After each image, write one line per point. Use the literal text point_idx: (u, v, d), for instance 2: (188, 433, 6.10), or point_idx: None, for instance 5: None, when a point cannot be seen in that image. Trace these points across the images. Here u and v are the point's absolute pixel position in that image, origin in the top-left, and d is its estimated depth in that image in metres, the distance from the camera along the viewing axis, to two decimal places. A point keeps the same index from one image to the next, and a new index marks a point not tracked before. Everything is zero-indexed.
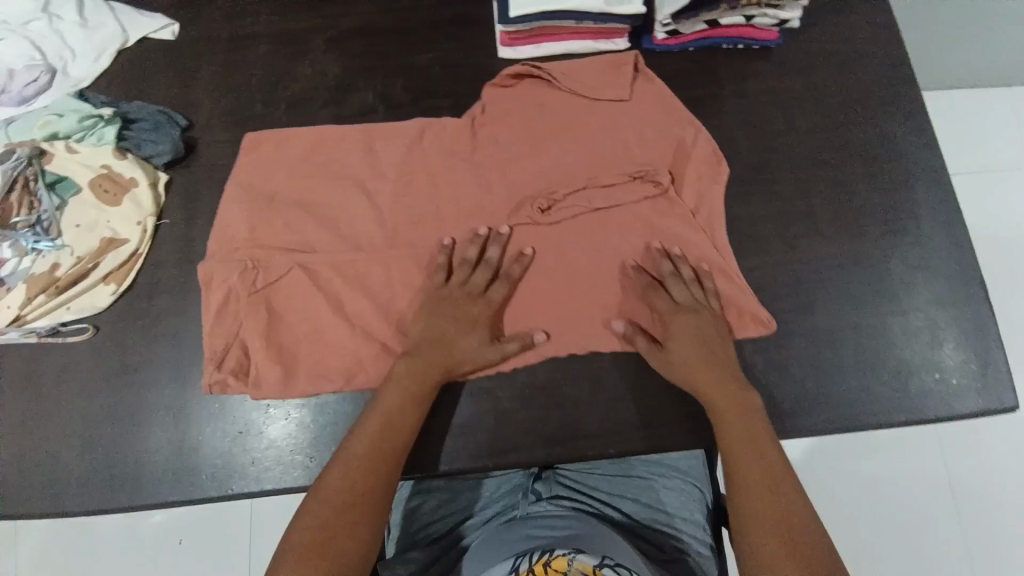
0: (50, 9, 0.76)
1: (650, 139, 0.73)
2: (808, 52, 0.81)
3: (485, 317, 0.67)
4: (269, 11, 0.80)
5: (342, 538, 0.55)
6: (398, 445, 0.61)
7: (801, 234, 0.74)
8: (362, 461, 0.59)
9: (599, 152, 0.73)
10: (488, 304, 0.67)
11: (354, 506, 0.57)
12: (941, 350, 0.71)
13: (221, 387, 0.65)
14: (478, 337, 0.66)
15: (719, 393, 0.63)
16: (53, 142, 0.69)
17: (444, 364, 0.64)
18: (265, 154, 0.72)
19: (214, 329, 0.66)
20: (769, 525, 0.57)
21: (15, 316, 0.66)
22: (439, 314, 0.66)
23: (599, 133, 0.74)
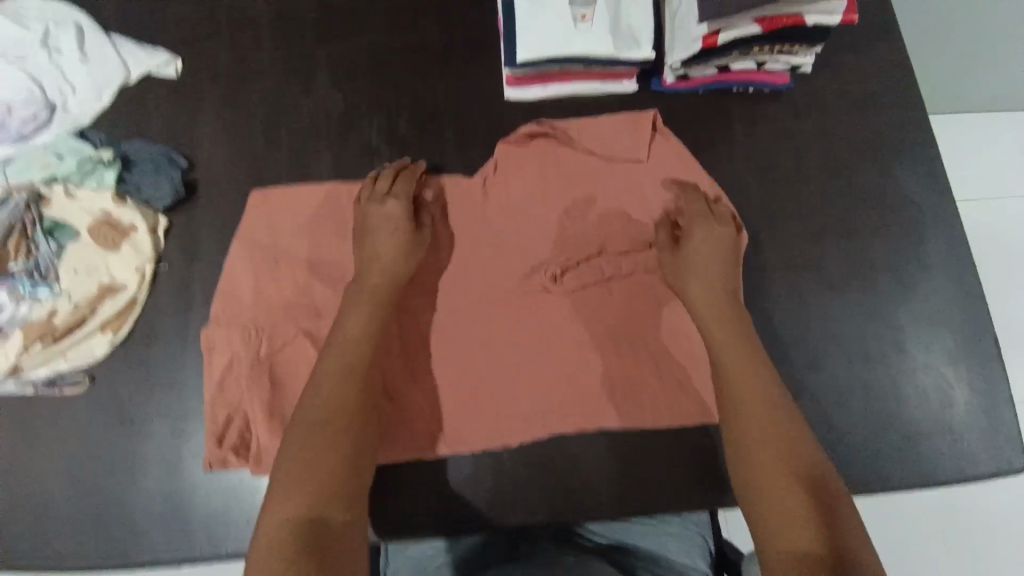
0: (49, 42, 0.74)
1: (666, 207, 0.73)
2: (822, 96, 0.79)
3: (396, 213, 0.68)
4: (271, 41, 0.77)
5: (329, 459, 0.53)
6: (364, 356, 0.60)
7: (808, 284, 0.73)
8: (335, 378, 0.58)
9: (615, 218, 0.73)
10: (394, 201, 0.68)
11: (340, 422, 0.55)
12: (952, 411, 0.70)
13: (221, 464, 0.63)
14: (397, 237, 0.67)
15: (711, 307, 0.65)
16: (51, 186, 0.67)
17: (381, 271, 0.66)
18: (270, 200, 0.71)
19: (216, 400, 0.65)
20: (764, 449, 0.54)
21: (12, 364, 0.65)
22: (376, 235, 0.67)
23: (614, 198, 0.73)
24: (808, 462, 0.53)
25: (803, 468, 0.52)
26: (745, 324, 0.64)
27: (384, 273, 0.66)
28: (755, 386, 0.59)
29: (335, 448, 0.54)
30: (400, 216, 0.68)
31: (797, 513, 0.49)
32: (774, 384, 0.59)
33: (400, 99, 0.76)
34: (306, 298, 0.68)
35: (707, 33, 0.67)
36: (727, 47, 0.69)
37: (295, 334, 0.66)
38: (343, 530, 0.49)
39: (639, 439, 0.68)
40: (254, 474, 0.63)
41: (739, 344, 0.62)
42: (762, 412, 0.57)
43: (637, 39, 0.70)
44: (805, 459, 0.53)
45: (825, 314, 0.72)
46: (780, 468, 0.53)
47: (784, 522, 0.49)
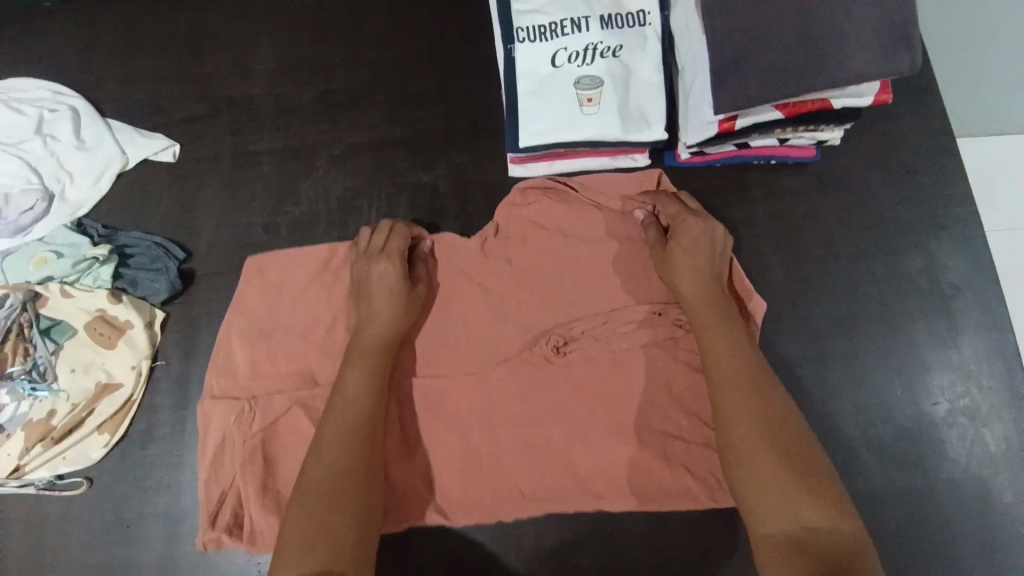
0: (44, 129, 0.74)
1: None
2: (851, 169, 0.73)
3: (395, 271, 0.64)
4: (270, 126, 0.75)
5: (337, 509, 0.51)
6: (368, 420, 0.57)
7: (832, 377, 0.69)
8: (338, 440, 0.55)
9: (623, 284, 0.69)
10: (393, 258, 0.64)
11: (348, 484, 0.53)
12: (997, 515, 0.66)
13: (215, 544, 0.61)
14: (393, 296, 0.63)
15: (704, 303, 0.62)
16: (47, 284, 0.67)
17: (381, 333, 0.62)
18: (272, 274, 0.69)
19: (212, 476, 0.63)
20: (754, 428, 0.53)
21: (15, 466, 0.64)
22: (376, 296, 0.63)
23: (626, 263, 0.69)
24: (798, 440, 0.52)
25: (800, 457, 0.51)
26: (728, 305, 0.62)
27: (383, 337, 0.62)
28: (744, 369, 0.57)
29: (343, 502, 0.52)
30: (399, 276, 0.64)
31: (793, 496, 0.49)
32: (757, 360, 0.58)
33: (398, 182, 0.73)
34: (302, 365, 0.66)
35: (723, 117, 0.62)
36: (745, 130, 0.63)
37: (288, 405, 0.64)
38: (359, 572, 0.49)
39: (651, 543, 0.64)
40: (250, 553, 0.61)
41: (725, 325, 0.61)
42: (750, 390, 0.56)
43: (646, 121, 0.66)
44: (797, 440, 0.52)
45: (840, 412, 0.68)
46: (771, 444, 0.52)
47: (775, 499, 0.49)
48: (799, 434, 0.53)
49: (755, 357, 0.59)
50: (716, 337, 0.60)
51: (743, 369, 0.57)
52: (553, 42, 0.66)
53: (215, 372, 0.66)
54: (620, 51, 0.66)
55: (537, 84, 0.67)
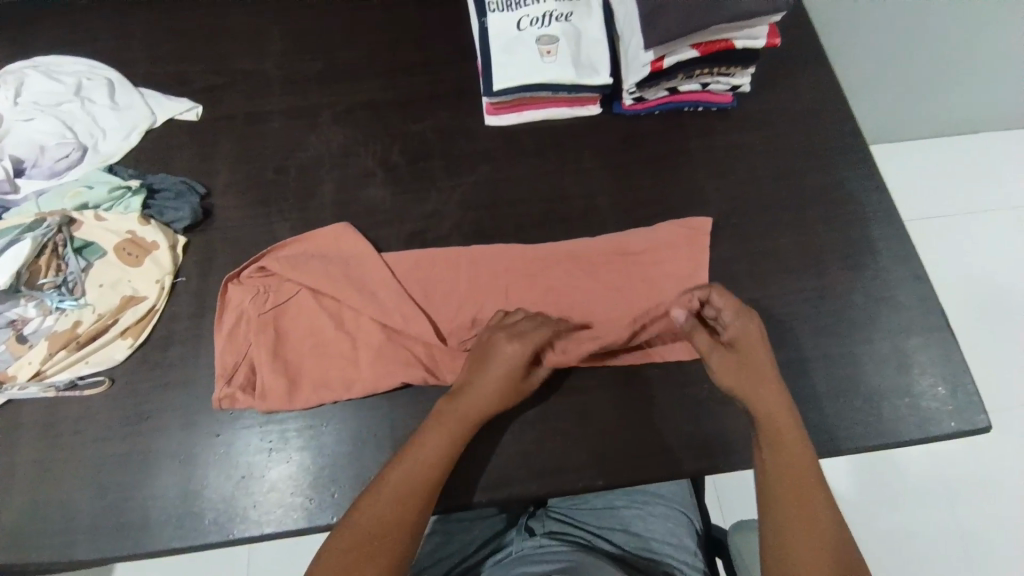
0: (82, 94, 0.86)
1: (635, 237, 0.79)
2: (764, 111, 0.88)
3: (521, 357, 0.68)
4: (281, 91, 0.88)
5: (392, 526, 0.62)
6: (429, 486, 0.64)
7: (766, 269, 0.79)
8: (397, 488, 0.63)
9: (602, 248, 0.79)
10: (526, 343, 0.69)
11: (392, 528, 0.62)
12: (913, 376, 0.75)
13: (229, 401, 0.70)
14: (507, 376, 0.68)
15: (769, 414, 0.67)
16: (82, 211, 0.77)
17: (475, 409, 0.67)
18: (295, 205, 0.82)
19: (226, 349, 0.72)
20: (792, 476, 0.66)
21: (36, 370, 0.71)
22: (495, 375, 0.68)
23: (611, 253, 0.79)
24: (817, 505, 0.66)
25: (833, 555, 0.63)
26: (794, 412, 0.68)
27: (475, 413, 0.67)
28: (788, 440, 0.67)
29: (398, 521, 0.62)
30: (523, 362, 0.68)
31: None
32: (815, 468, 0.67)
33: (392, 131, 0.86)
34: (306, 275, 0.74)
35: (654, 58, 0.79)
36: (673, 70, 0.81)
37: (297, 288, 0.75)
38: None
39: (617, 408, 0.72)
40: (261, 411, 0.70)
41: (788, 427, 0.67)
42: (795, 459, 0.66)
43: (595, 67, 0.82)
44: (835, 545, 0.64)
45: (776, 298, 0.78)
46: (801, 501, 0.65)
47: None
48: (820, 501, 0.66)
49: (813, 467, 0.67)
50: (775, 438, 0.67)
51: (794, 472, 0.66)
52: (517, 12, 0.83)
53: (228, 283, 0.75)
54: (571, 16, 0.83)
55: (505, 42, 0.83)
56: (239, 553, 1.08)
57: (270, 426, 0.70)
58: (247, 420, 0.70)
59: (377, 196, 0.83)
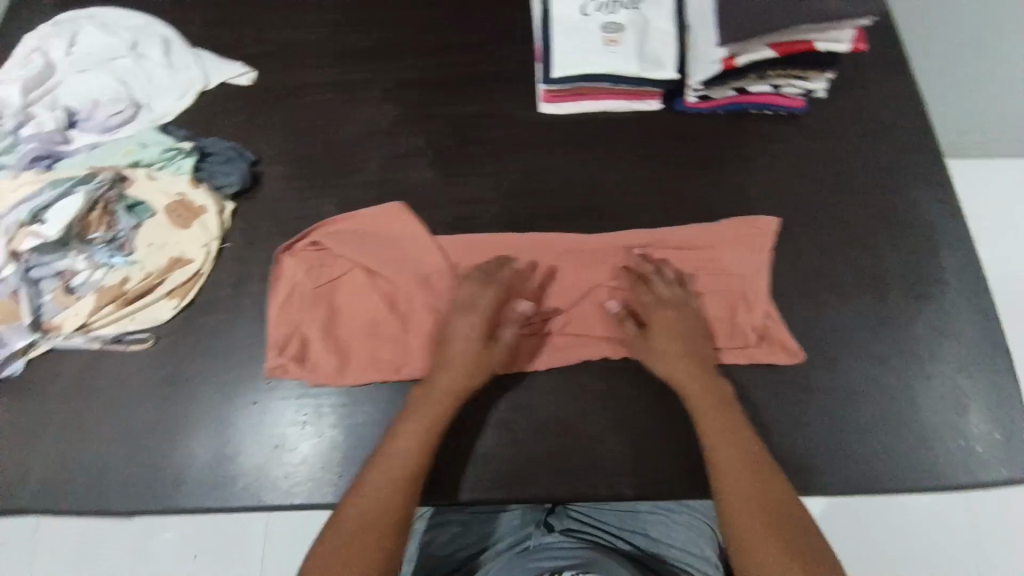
0: (138, 51, 0.86)
1: (702, 233, 0.77)
2: (835, 121, 0.83)
3: (475, 329, 0.71)
4: (334, 62, 0.87)
5: (375, 519, 0.59)
6: (410, 477, 0.62)
7: (821, 290, 0.75)
8: (377, 478, 0.62)
9: (662, 236, 0.77)
10: (478, 313, 0.71)
11: (377, 519, 0.59)
12: (967, 418, 0.71)
13: (281, 371, 0.71)
14: (470, 349, 0.70)
15: (700, 397, 0.67)
16: (134, 169, 0.78)
17: (446, 388, 0.68)
18: (341, 181, 0.81)
19: (279, 318, 0.73)
20: (738, 465, 0.63)
21: (83, 323, 0.73)
22: (449, 353, 0.70)
23: (674, 246, 0.77)
24: (775, 488, 0.61)
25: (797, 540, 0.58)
26: (731, 400, 0.68)
27: (443, 394, 0.68)
28: (727, 427, 0.65)
29: (381, 514, 0.60)
30: (478, 331, 0.71)
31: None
32: (759, 449, 0.64)
33: (442, 112, 0.84)
34: (361, 255, 0.75)
35: (726, 55, 0.74)
36: (745, 69, 0.76)
37: (351, 265, 0.75)
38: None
39: (668, 406, 0.71)
40: (310, 383, 0.71)
41: (726, 415, 0.66)
42: (736, 445, 0.64)
43: (660, 60, 0.78)
44: (797, 530, 0.58)
45: (826, 320, 0.74)
46: (760, 490, 0.61)
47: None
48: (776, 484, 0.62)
49: (754, 446, 0.64)
50: (709, 425, 0.65)
51: (734, 455, 0.63)
52: None
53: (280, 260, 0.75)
54: (640, 4, 0.79)
55: (568, 26, 0.79)
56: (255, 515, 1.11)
57: (312, 399, 0.71)
58: (289, 391, 0.71)
59: (422, 178, 0.81)
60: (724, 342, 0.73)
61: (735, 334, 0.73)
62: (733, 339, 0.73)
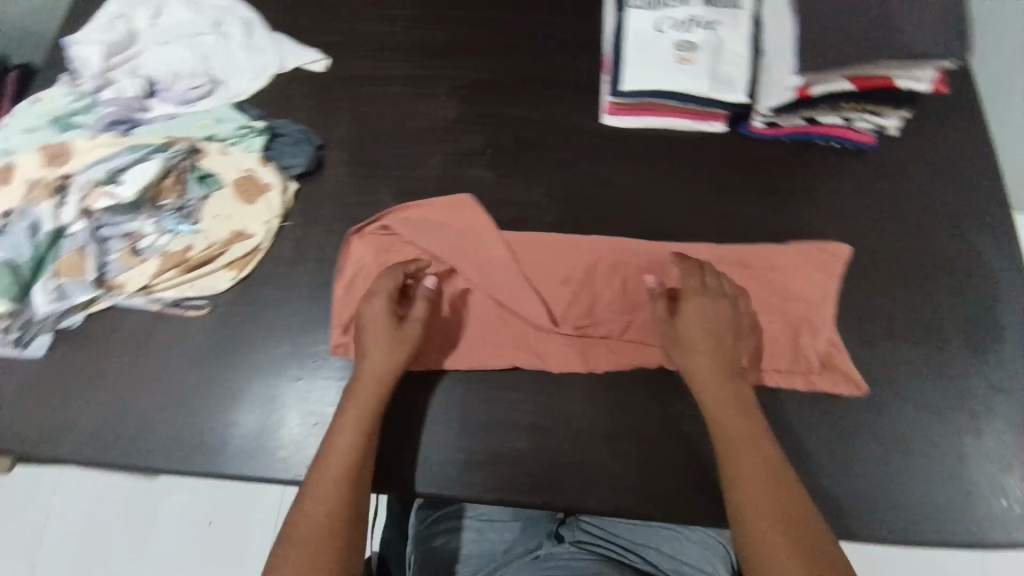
0: (221, 29, 0.89)
1: (773, 253, 0.76)
2: (903, 161, 0.81)
3: (384, 310, 0.69)
4: (404, 56, 0.89)
5: (332, 514, 0.59)
6: (351, 472, 0.62)
7: (873, 331, 0.74)
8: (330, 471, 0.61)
9: (730, 253, 0.76)
10: (381, 294, 0.69)
11: (333, 513, 0.59)
12: (1016, 480, 0.68)
13: (343, 349, 0.73)
14: (382, 332, 0.68)
15: (719, 398, 0.65)
16: (208, 142, 0.81)
17: (374, 373, 0.67)
18: (402, 173, 0.83)
19: (344, 299, 0.75)
20: (756, 470, 0.60)
21: (145, 284, 0.75)
22: (366, 338, 0.68)
23: (744, 265, 0.75)
24: (794, 496, 0.58)
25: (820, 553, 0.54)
26: (750, 403, 0.66)
27: (371, 379, 0.67)
28: (746, 430, 0.63)
29: (336, 510, 0.59)
30: (388, 312, 0.69)
31: None
32: (777, 455, 0.61)
33: (505, 114, 0.85)
34: (427, 244, 0.77)
35: (801, 85, 0.74)
36: (818, 100, 0.77)
37: (418, 251, 0.77)
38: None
39: None
40: None
41: (744, 418, 0.64)
42: (755, 449, 0.61)
43: (731, 82, 0.77)
44: (818, 542, 0.55)
45: (878, 361, 0.72)
46: (774, 488, 0.58)
47: None
48: (795, 492, 0.59)
49: (774, 452, 0.61)
50: (728, 428, 0.63)
51: (753, 461, 0.60)
52: (660, 11, 0.79)
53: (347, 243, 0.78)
54: (717, 25, 0.78)
55: (642, 41, 0.79)
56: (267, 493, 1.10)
57: None
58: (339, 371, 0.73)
59: (480, 177, 0.82)
60: (788, 364, 0.71)
61: (799, 359, 0.71)
62: (796, 364, 0.71)
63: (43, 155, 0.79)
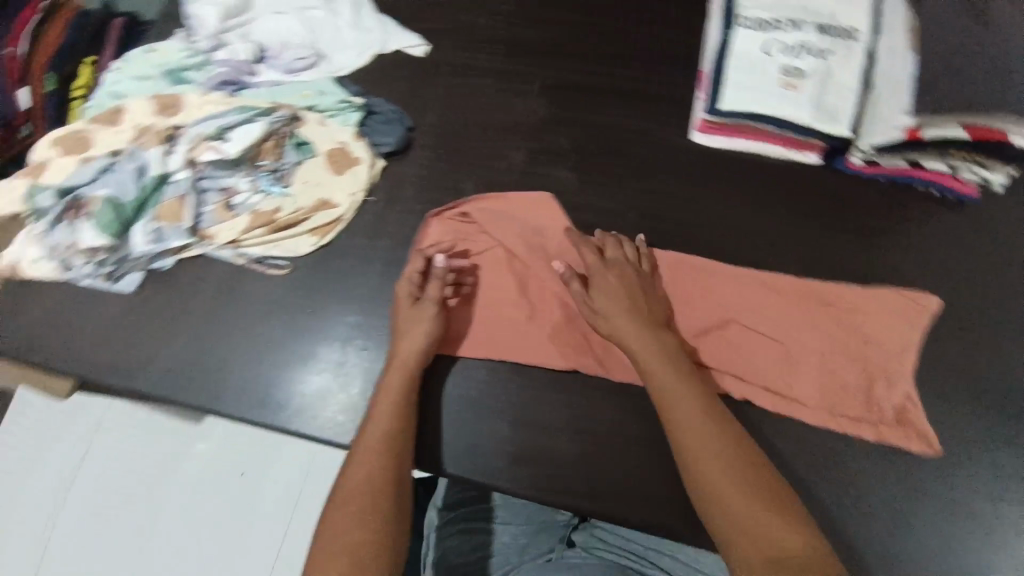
0: (332, 6, 0.93)
1: (855, 294, 0.73)
2: (1006, 218, 0.77)
3: (409, 292, 0.72)
4: (502, 51, 0.90)
5: (375, 493, 0.60)
6: (390, 450, 0.63)
7: (952, 389, 0.70)
8: (371, 450, 0.63)
9: (809, 287, 0.74)
10: (409, 280, 0.72)
11: (376, 492, 0.60)
12: None
13: None
14: (410, 315, 0.71)
15: (657, 366, 0.65)
16: (309, 112, 0.85)
17: (406, 356, 0.69)
18: (485, 165, 0.84)
19: None
20: (707, 430, 0.61)
21: (234, 238, 0.79)
22: (399, 320, 0.71)
23: (823, 301, 0.73)
24: (747, 450, 0.61)
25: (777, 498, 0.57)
26: (686, 368, 0.66)
27: (403, 362, 0.69)
28: (690, 395, 0.63)
29: (378, 490, 0.60)
30: (414, 295, 0.72)
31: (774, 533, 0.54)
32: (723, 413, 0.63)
33: (592, 119, 0.86)
34: (503, 237, 0.78)
35: (912, 126, 0.72)
36: (929, 143, 0.73)
37: (493, 241, 0.78)
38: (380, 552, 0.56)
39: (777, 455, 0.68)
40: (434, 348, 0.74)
41: (684, 380, 0.64)
42: (703, 412, 0.62)
43: (836, 114, 0.75)
44: (774, 487, 0.58)
45: (953, 423, 0.69)
46: (748, 482, 0.58)
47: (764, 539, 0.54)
48: (747, 446, 0.61)
49: (719, 412, 0.63)
50: (672, 393, 0.64)
51: (701, 422, 0.61)
52: (770, 34, 0.78)
53: (426, 225, 0.80)
54: (829, 55, 0.77)
55: (747, 63, 0.78)
56: (294, 457, 1.08)
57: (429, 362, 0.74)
58: None
59: (561, 179, 0.83)
60: (858, 410, 0.68)
61: (870, 407, 0.69)
62: (866, 412, 0.68)
63: (154, 104, 0.84)
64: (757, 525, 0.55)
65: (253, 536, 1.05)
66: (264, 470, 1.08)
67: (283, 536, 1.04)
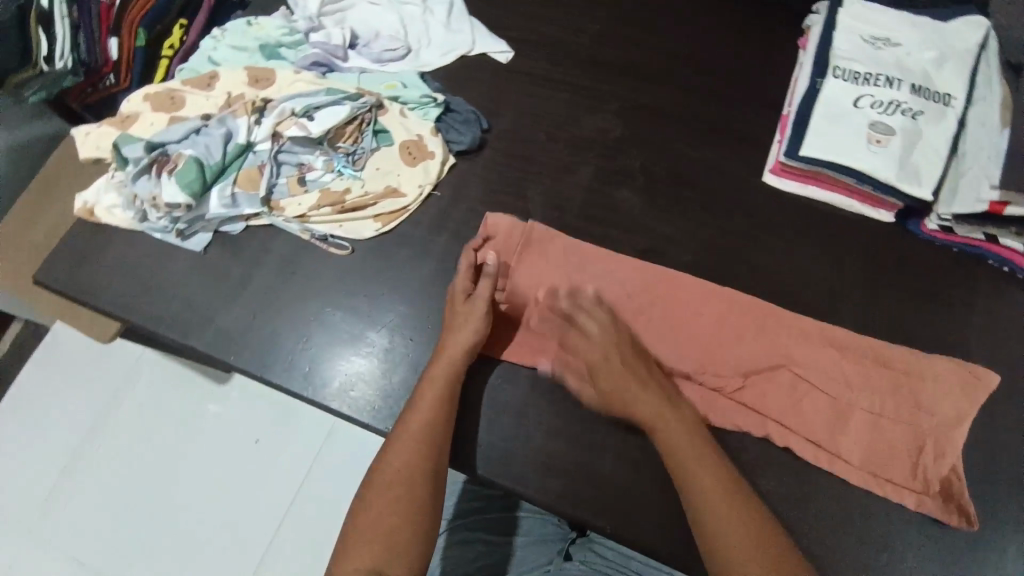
0: (427, 3, 0.96)
1: (913, 359, 0.71)
2: None
3: (462, 289, 0.74)
4: (584, 67, 0.91)
5: (412, 481, 0.61)
6: (428, 441, 0.64)
7: (1000, 472, 0.68)
8: (411, 438, 0.64)
9: (865, 345, 0.73)
10: (463, 278, 0.74)
11: (413, 480, 0.61)
12: None
13: None
14: (463, 312, 0.72)
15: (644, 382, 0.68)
16: (392, 102, 0.87)
17: (456, 352, 0.70)
18: (552, 176, 0.85)
19: None
20: (690, 443, 0.63)
21: (302, 213, 0.82)
22: (450, 318, 0.72)
23: (879, 362, 0.72)
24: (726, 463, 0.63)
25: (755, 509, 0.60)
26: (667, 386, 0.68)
27: (451, 357, 0.70)
28: (675, 410, 0.66)
29: (415, 479, 0.61)
30: (467, 292, 0.74)
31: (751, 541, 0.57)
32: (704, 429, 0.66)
33: (665, 146, 0.86)
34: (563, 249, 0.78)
35: (997, 199, 0.70)
36: (1010, 219, 0.71)
37: (552, 252, 0.79)
38: (411, 541, 0.58)
39: (811, 510, 0.67)
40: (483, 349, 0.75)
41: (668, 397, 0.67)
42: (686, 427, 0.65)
43: (918, 176, 0.74)
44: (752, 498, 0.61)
45: (1000, 507, 0.66)
46: (735, 499, 0.60)
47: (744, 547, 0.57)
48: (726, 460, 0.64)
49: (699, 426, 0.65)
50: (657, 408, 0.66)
51: (685, 437, 0.64)
52: (862, 88, 0.78)
53: (488, 225, 0.80)
54: (919, 115, 0.76)
55: (833, 112, 0.77)
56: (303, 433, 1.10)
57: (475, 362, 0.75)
58: None
59: (626, 200, 0.83)
60: (902, 477, 0.67)
61: (914, 476, 0.66)
62: (910, 480, 0.67)
63: (247, 75, 0.88)
64: (736, 533, 0.57)
65: (261, 500, 1.06)
66: (277, 440, 1.09)
67: (290, 505, 1.05)
